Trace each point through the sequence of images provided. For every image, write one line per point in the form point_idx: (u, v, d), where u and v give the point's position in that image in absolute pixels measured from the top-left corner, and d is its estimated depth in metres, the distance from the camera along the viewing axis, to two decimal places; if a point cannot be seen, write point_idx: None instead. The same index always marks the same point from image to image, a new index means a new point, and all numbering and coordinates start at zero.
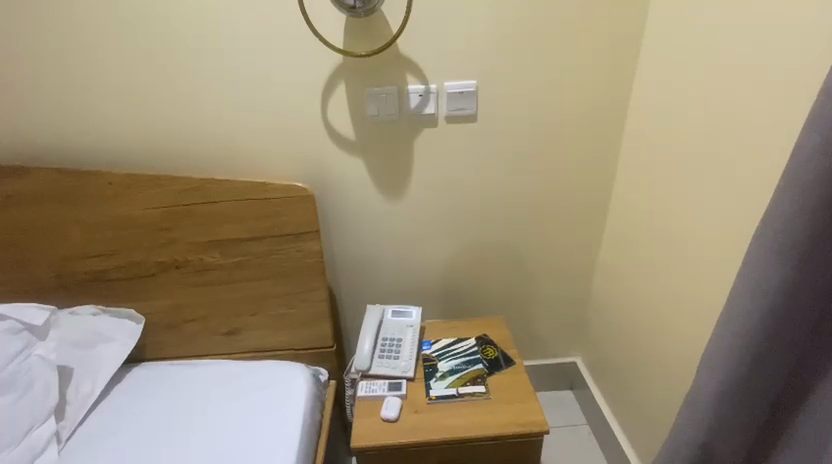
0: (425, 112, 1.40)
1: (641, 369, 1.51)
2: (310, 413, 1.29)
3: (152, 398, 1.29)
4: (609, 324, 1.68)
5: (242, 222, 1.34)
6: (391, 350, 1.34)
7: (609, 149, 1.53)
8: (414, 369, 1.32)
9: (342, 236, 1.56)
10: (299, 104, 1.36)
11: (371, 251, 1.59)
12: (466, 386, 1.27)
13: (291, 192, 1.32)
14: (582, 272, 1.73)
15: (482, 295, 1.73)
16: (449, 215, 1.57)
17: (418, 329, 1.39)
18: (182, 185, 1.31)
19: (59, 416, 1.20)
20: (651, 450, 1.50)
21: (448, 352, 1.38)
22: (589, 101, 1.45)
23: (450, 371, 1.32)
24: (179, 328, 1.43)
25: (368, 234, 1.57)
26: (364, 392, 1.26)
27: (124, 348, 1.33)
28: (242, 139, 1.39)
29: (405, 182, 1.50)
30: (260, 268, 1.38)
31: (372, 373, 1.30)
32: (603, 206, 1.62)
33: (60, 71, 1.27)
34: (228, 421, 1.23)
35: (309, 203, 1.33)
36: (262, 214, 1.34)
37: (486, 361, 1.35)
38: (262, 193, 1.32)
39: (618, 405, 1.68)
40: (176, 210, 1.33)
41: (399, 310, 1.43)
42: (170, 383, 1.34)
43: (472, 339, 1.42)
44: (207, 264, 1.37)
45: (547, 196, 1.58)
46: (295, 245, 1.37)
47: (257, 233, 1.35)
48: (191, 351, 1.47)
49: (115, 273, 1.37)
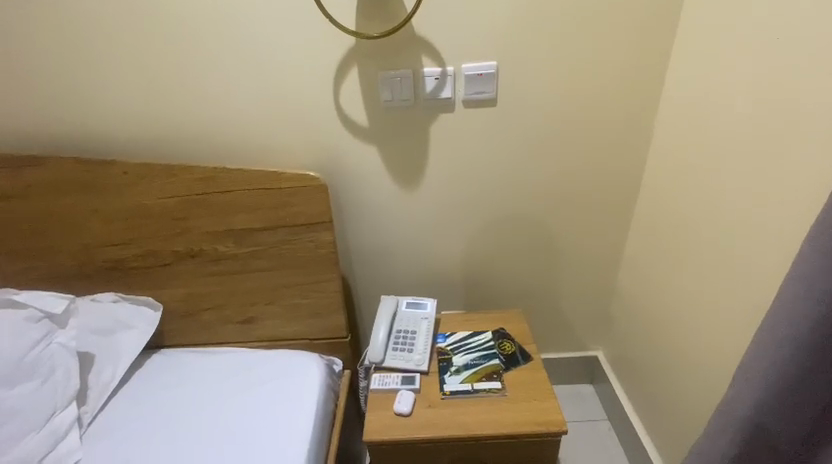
0: (441, 96, 1.33)
1: (664, 367, 1.44)
2: (323, 404, 1.28)
3: (168, 386, 1.31)
4: (633, 320, 1.60)
5: (253, 211, 1.32)
6: (405, 342, 1.32)
7: (638, 134, 1.42)
8: (429, 362, 1.29)
9: (355, 226, 1.53)
10: (312, 89, 1.32)
11: (385, 242, 1.56)
12: (481, 382, 1.23)
13: (303, 181, 1.29)
14: (606, 265, 1.65)
15: (499, 287, 1.67)
16: (463, 206, 1.51)
17: (433, 321, 1.37)
18: (195, 175, 1.30)
19: (81, 402, 1.23)
20: (674, 451, 1.43)
21: (464, 345, 1.35)
22: (615, 82, 1.35)
23: (465, 366, 1.29)
24: (195, 316, 1.44)
25: (382, 225, 1.53)
26: (377, 385, 1.24)
27: (143, 336, 1.36)
28: (253, 126, 1.36)
29: (419, 169, 1.45)
30: (273, 258, 1.37)
31: (386, 365, 1.28)
32: (630, 194, 1.53)
33: (70, 60, 1.27)
34: (240, 411, 1.24)
35: (321, 192, 1.30)
36: (274, 204, 1.31)
37: (503, 356, 1.31)
38: (274, 182, 1.29)
39: (641, 403, 1.61)
40: (191, 199, 1.32)
41: (414, 301, 1.41)
42: (188, 370, 1.36)
43: (489, 332, 1.38)
44: (220, 254, 1.37)
45: (569, 184, 1.50)
46: (308, 236, 1.34)
47: (270, 224, 1.33)
48: (207, 339, 1.47)
49: (132, 262, 1.39)
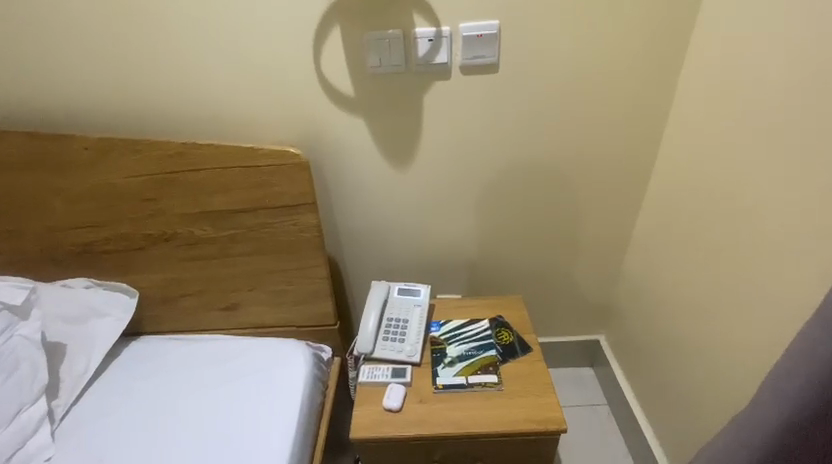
0: (435, 61, 1.19)
1: (671, 356, 1.36)
2: (310, 396, 1.21)
3: (147, 375, 1.25)
4: (638, 305, 1.52)
5: (229, 191, 1.21)
6: (396, 332, 1.25)
7: (655, 106, 1.29)
8: (421, 353, 1.22)
9: (342, 207, 1.42)
10: (290, 53, 1.17)
11: (375, 225, 1.45)
12: (476, 375, 1.16)
13: (283, 159, 1.17)
14: (613, 247, 1.55)
15: (499, 271, 1.58)
16: (461, 185, 1.40)
17: (426, 309, 1.30)
18: (164, 151, 1.18)
19: (52, 395, 1.17)
20: (676, 442, 1.37)
21: (460, 335, 1.28)
22: (632, 47, 1.21)
23: (459, 357, 1.22)
24: (175, 301, 1.36)
25: (372, 206, 1.42)
26: (366, 378, 1.17)
27: (118, 324, 1.29)
28: (226, 97, 1.22)
29: (412, 144, 1.32)
30: (254, 242, 1.26)
31: (375, 357, 1.21)
32: (643, 172, 1.40)
33: (15, 19, 1.12)
34: (222, 402, 1.18)
35: (303, 171, 1.18)
36: (252, 184, 1.20)
37: (500, 347, 1.25)
38: (251, 160, 1.18)
39: (644, 390, 1.55)
40: (160, 179, 1.20)
41: (407, 288, 1.34)
42: (168, 359, 1.29)
43: (486, 321, 1.32)
44: (196, 237, 1.26)
45: (578, 160, 1.38)
46: (290, 218, 1.23)
47: (249, 205, 1.22)
48: (188, 326, 1.40)
49: (104, 246, 1.29)
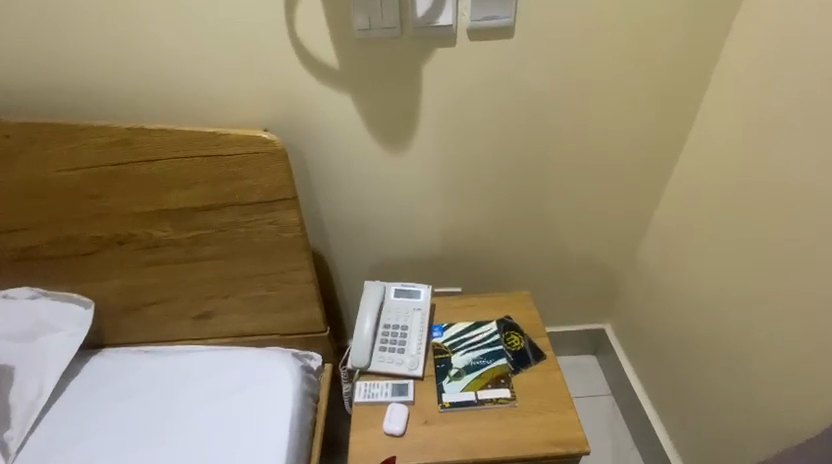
0: (438, 23, 0.97)
1: (690, 353, 1.27)
2: (301, 415, 1.08)
3: (113, 397, 1.10)
4: (651, 297, 1.41)
5: (191, 186, 1.01)
6: (395, 341, 1.12)
7: (688, 78, 1.12)
8: (423, 365, 1.10)
9: (327, 198, 1.23)
10: (259, 12, 0.94)
11: (366, 217, 1.28)
12: (486, 390, 1.04)
13: (254, 146, 0.97)
14: (629, 235, 1.42)
15: (503, 262, 1.43)
16: (465, 170, 1.22)
17: (427, 313, 1.17)
18: (106, 138, 0.96)
19: (2, 427, 1.01)
20: (690, 440, 1.31)
21: (466, 341, 1.15)
22: (672, 6, 1.02)
23: (466, 368, 1.09)
24: (138, 310, 1.18)
25: (361, 196, 1.24)
26: (363, 397, 1.04)
27: (73, 339, 1.11)
28: (182, 68, 0.99)
29: (409, 124, 1.13)
30: (225, 244, 1.08)
31: (372, 370, 1.09)
32: (669, 153, 1.25)
33: None
34: (201, 428, 1.04)
35: (279, 161, 0.98)
36: (218, 176, 1.00)
37: (510, 354, 1.12)
38: (215, 148, 0.97)
39: (653, 385, 1.47)
40: (106, 172, 1.00)
41: (405, 289, 1.20)
42: (137, 378, 1.14)
43: (493, 324, 1.19)
44: (156, 240, 1.07)
45: (596, 141, 1.21)
46: (268, 217, 1.04)
47: (216, 202, 1.03)
48: (156, 336, 1.23)
49: (47, 251, 1.09)
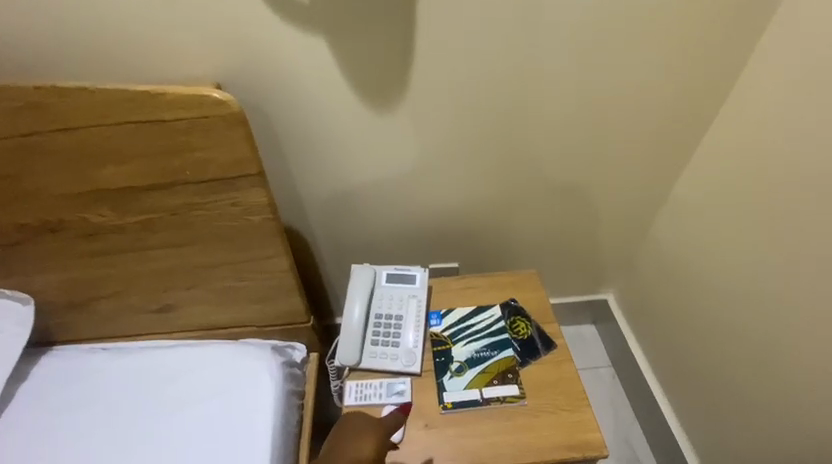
0: None
1: (706, 331, 1.16)
2: (285, 419, 0.96)
3: (72, 405, 0.97)
4: (662, 272, 1.28)
5: (132, 161, 0.82)
6: (388, 333, 1.00)
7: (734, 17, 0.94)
8: (421, 360, 0.98)
9: (299, 168, 1.04)
10: None
11: (347, 189, 1.09)
12: (492, 388, 0.94)
13: (204, 109, 0.77)
14: (647, 202, 1.25)
15: (504, 235, 1.27)
16: (462, 133, 1.03)
17: (424, 301, 1.04)
18: (14, 102, 0.76)
19: None
20: (698, 419, 1.23)
21: (467, 330, 1.03)
22: None
23: (468, 361, 0.98)
24: (88, 306, 1.02)
25: (338, 166, 1.04)
26: (355, 400, 0.93)
27: (14, 343, 0.95)
28: (111, 10, 0.77)
29: (398, 76, 0.93)
30: (181, 229, 0.90)
31: (363, 367, 0.98)
32: (702, 110, 1.07)
33: None
34: (173, 438, 0.93)
35: (237, 128, 0.79)
36: (163, 149, 0.81)
37: (517, 343, 1.00)
38: (155, 113, 0.77)
39: (661, 361, 1.36)
40: (20, 145, 0.80)
41: (398, 273, 1.06)
42: (98, 381, 1.00)
43: (497, 308, 1.06)
44: (97, 226, 0.89)
45: (617, 95, 1.03)
46: (229, 197, 0.86)
47: (164, 180, 0.84)
48: (114, 332, 1.07)
49: None
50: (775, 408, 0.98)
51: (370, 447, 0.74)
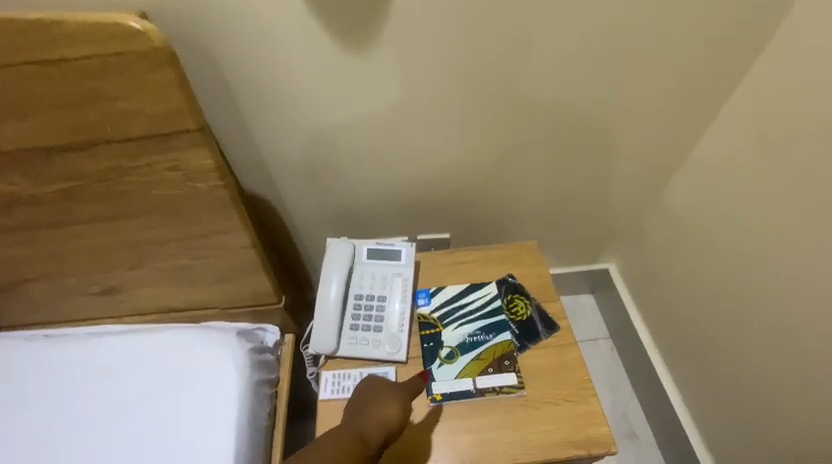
0: None
1: (722, 304, 1.06)
2: (254, 412, 0.85)
3: (11, 400, 0.85)
4: (673, 240, 1.16)
5: (36, 114, 0.65)
6: (369, 317, 0.87)
7: None
8: (407, 346, 0.87)
9: (259, 125, 0.87)
10: None
11: (317, 152, 0.94)
12: (487, 377, 0.83)
13: (119, 43, 0.60)
14: (661, 166, 1.12)
15: (500, 200, 1.13)
16: (451, 82, 0.88)
17: (410, 279, 0.91)
18: None
19: None
20: (703, 396, 1.16)
21: (459, 311, 0.91)
22: None
23: (461, 347, 0.87)
24: (15, 288, 0.87)
25: (306, 123, 0.89)
26: (331, 394, 0.83)
27: None
28: None
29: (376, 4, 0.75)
30: (115, 198, 0.74)
31: (342, 355, 0.86)
32: (735, 55, 0.91)
33: None
34: (123, 438, 0.82)
35: (165, 68, 0.62)
36: (74, 98, 0.63)
37: (515, 325, 0.89)
38: (55, 49, 0.60)
39: (664, 335, 1.27)
40: None
41: (380, 248, 0.93)
42: (39, 373, 0.88)
43: (493, 286, 0.94)
44: (9, 196, 0.73)
45: (636, 35, 0.86)
46: (165, 160, 0.70)
47: (82, 139, 0.67)
48: (54, 317, 0.94)
49: None
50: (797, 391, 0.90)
51: (396, 410, 0.71)
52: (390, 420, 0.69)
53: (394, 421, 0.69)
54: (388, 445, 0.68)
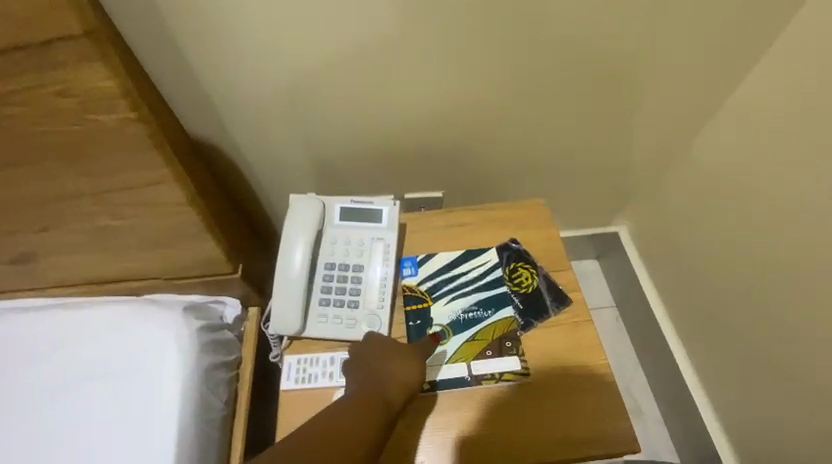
0: None
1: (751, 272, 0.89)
2: (204, 400, 0.71)
3: None
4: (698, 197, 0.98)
5: None
6: (342, 291, 0.72)
7: None
8: (389, 325, 0.72)
9: (192, 41, 0.69)
10: None
11: (271, 79, 0.76)
12: (484, 361, 0.69)
13: None
14: (692, 109, 0.93)
15: (500, 150, 0.95)
16: None
17: (393, 246, 0.74)
18: None
19: None
20: (718, 375, 1.02)
21: (452, 283, 0.76)
22: None
23: (454, 326, 0.72)
24: None
25: (252, 37, 0.71)
26: (294, 383, 0.69)
27: None
28: None
29: None
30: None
31: (310, 335, 0.71)
32: None
33: None
34: (46, 435, 0.68)
35: None
36: None
37: (519, 300, 0.74)
38: None
39: (673, 307, 1.12)
40: None
41: (356, 207, 0.75)
42: None
43: (493, 252, 0.78)
44: None
45: None
46: (50, 82, 0.52)
47: None
48: None
49: None
50: (826, 372, 0.78)
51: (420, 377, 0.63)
52: (410, 381, 0.62)
53: (416, 381, 0.62)
54: (409, 402, 0.63)
